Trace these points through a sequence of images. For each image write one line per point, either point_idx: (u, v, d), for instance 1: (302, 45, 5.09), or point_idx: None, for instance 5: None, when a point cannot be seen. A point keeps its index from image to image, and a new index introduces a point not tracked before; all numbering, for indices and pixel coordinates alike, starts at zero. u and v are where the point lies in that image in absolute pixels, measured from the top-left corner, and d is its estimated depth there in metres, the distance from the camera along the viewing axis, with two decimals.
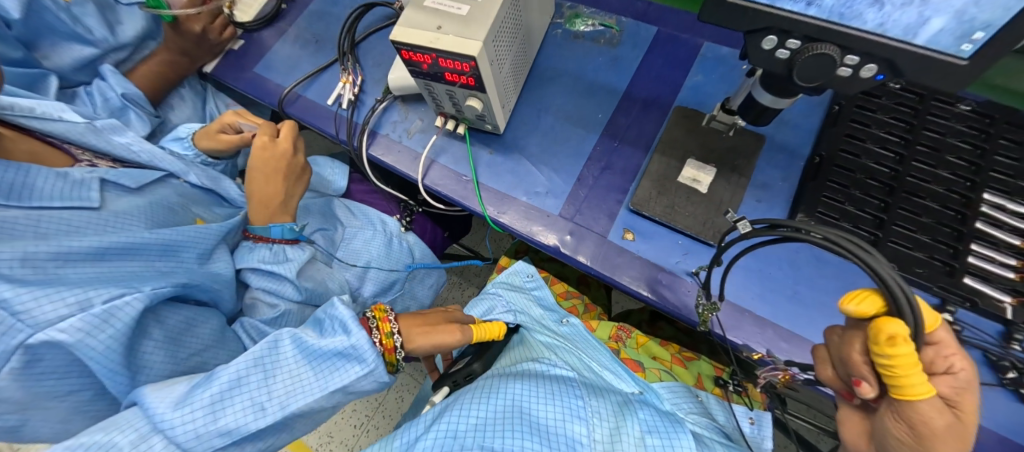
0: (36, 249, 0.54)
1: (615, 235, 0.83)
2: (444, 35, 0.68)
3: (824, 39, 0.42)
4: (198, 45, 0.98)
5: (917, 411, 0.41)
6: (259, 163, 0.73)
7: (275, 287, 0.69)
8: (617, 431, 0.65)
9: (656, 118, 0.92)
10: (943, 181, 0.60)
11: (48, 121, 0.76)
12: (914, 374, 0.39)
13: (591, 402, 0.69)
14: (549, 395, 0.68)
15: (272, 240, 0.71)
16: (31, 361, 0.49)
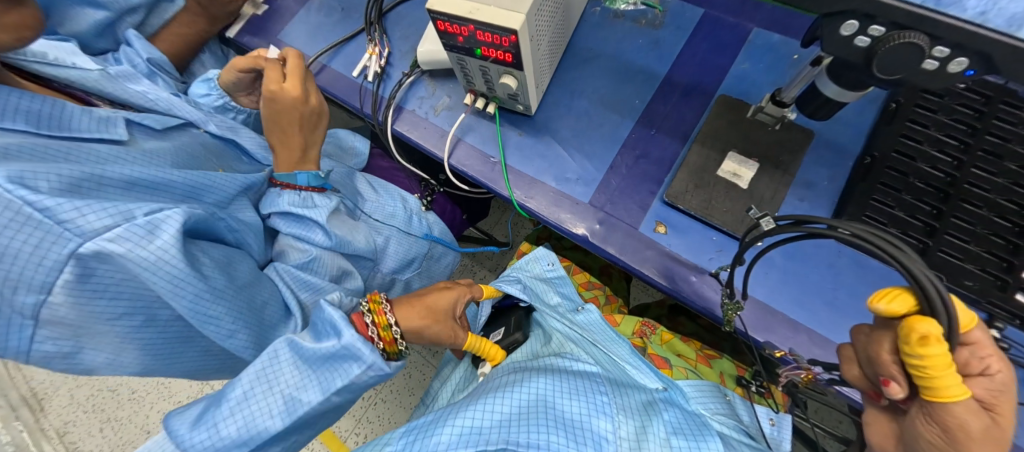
0: (73, 172, 0.48)
1: (649, 228, 0.65)
2: (485, 5, 0.54)
3: (914, 27, 0.33)
4: (216, 6, 0.92)
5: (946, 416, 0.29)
6: (274, 111, 0.72)
7: (305, 235, 0.70)
8: (644, 431, 0.51)
9: (698, 108, 0.71)
10: (1004, 190, 0.56)
11: (63, 68, 0.69)
12: (950, 376, 0.27)
13: (619, 400, 0.54)
14: (573, 390, 0.53)
15: (297, 188, 0.72)
16: (85, 273, 0.43)
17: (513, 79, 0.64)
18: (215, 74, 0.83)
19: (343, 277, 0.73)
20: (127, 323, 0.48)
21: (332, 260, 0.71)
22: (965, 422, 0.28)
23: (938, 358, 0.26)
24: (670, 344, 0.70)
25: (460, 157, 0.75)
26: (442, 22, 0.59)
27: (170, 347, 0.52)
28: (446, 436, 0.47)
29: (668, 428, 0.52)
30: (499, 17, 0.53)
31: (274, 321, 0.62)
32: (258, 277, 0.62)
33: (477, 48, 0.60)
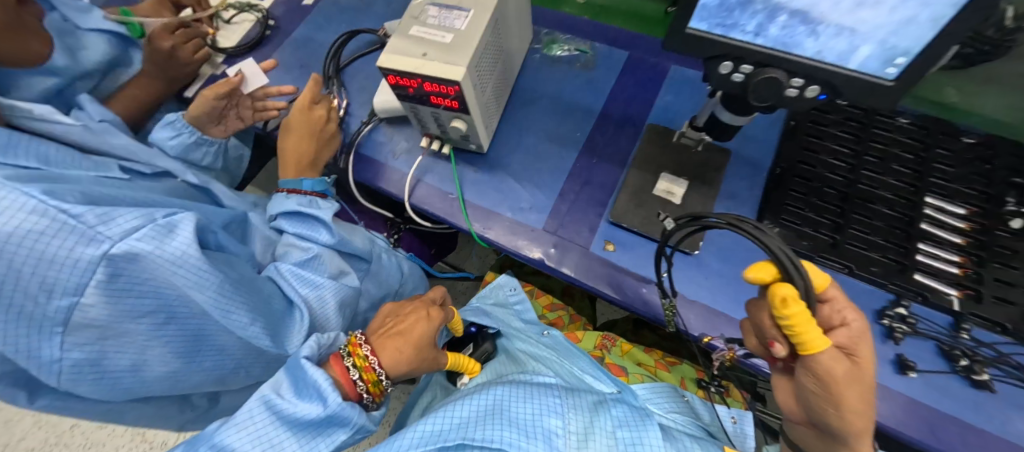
0: (86, 191, 0.52)
1: (599, 248, 0.71)
2: (429, 62, 0.60)
3: (772, 65, 0.43)
4: (172, 68, 0.95)
5: (817, 362, 0.36)
6: (298, 119, 0.81)
7: (309, 233, 0.74)
8: (592, 427, 0.53)
9: (631, 136, 0.80)
10: (890, 187, 0.69)
11: (46, 123, 0.67)
12: (813, 329, 0.33)
13: (571, 402, 0.57)
14: (526, 395, 0.56)
15: (303, 191, 0.77)
16: (113, 274, 0.46)
17: (463, 123, 0.70)
18: (175, 117, 0.85)
19: (343, 276, 0.74)
20: (150, 322, 0.51)
21: (331, 260, 0.72)
22: (836, 366, 0.35)
23: (799, 314, 0.32)
24: (630, 355, 0.75)
25: (419, 196, 0.79)
26: (393, 77, 0.64)
27: (188, 346, 0.55)
28: (405, 441, 0.48)
29: (615, 423, 0.54)
30: (442, 70, 0.59)
31: (273, 317, 0.63)
32: (255, 279, 0.63)
33: (427, 97, 0.66)
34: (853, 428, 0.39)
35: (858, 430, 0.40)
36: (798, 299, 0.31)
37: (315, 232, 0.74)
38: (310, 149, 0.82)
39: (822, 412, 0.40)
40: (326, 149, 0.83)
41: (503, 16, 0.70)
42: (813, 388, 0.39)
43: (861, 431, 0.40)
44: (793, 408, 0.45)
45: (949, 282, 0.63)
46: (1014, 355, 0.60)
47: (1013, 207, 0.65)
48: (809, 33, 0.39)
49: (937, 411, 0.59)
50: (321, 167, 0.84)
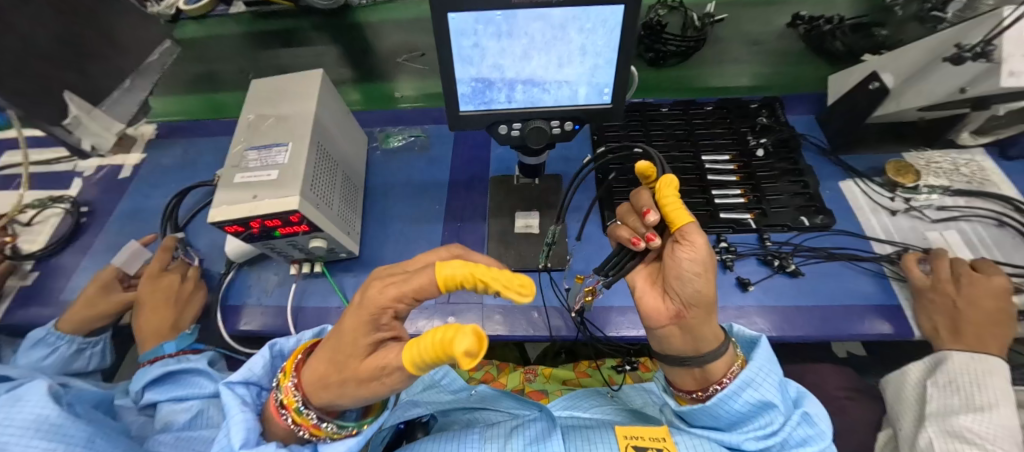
0: None
1: (492, 298, 0.76)
2: (261, 202, 0.63)
3: (532, 118, 0.55)
4: None
5: (686, 237, 0.44)
6: (149, 293, 0.75)
7: (189, 389, 0.67)
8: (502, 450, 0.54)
9: (482, 191, 0.90)
10: (677, 158, 0.89)
11: None
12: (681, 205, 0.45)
13: (490, 433, 0.59)
14: (445, 440, 0.57)
15: (167, 355, 0.70)
16: None
17: (322, 240, 0.73)
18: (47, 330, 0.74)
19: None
20: None
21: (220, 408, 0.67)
22: (700, 233, 0.44)
23: (673, 195, 0.45)
24: (554, 376, 0.81)
25: (305, 324, 0.77)
26: (230, 226, 0.65)
27: None
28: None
29: (524, 444, 0.55)
30: (276, 206, 0.62)
31: None
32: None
33: (274, 231, 0.68)
34: (699, 288, 0.45)
35: (710, 296, 0.47)
36: (673, 181, 0.45)
37: (197, 385, 0.68)
38: (167, 317, 0.74)
39: (684, 281, 0.46)
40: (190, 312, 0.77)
41: (327, 136, 0.77)
42: (688, 272, 0.45)
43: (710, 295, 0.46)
44: (656, 317, 0.50)
45: (743, 210, 0.82)
46: (802, 243, 0.80)
47: (754, 143, 0.90)
48: (541, 91, 0.54)
49: (779, 307, 0.74)
50: (187, 327, 0.76)
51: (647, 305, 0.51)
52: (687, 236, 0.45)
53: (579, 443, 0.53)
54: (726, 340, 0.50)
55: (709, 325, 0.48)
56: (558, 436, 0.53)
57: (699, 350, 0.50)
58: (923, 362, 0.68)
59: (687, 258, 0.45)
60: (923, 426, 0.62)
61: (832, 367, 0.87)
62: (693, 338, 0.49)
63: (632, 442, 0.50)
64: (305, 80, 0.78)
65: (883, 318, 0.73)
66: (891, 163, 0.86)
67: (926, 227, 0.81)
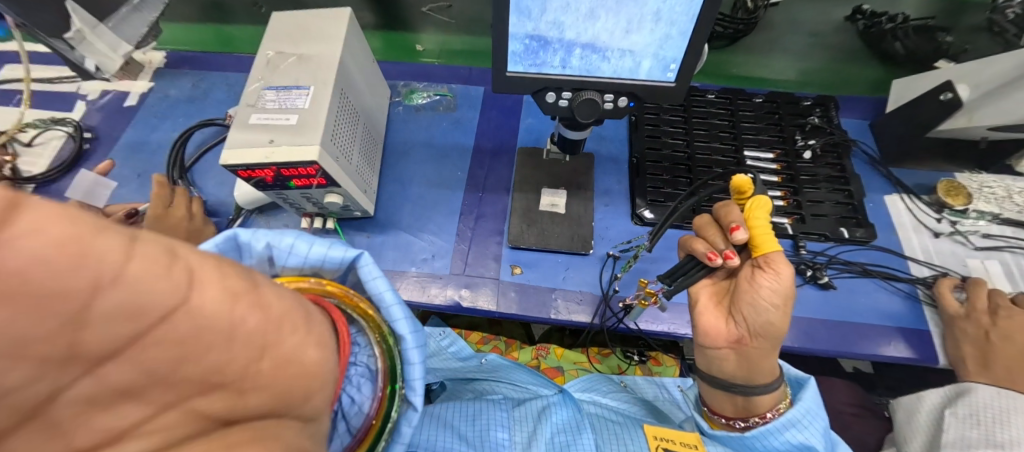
0: None
1: (509, 275, 0.73)
2: (278, 148, 0.58)
3: (585, 88, 0.50)
4: None
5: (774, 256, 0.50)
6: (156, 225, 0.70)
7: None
8: (535, 434, 0.56)
9: (507, 162, 0.85)
10: (717, 150, 0.84)
11: None
12: (768, 235, 0.50)
13: (518, 413, 0.61)
14: (474, 410, 0.59)
15: None
16: None
17: (337, 195, 0.68)
18: None
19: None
20: None
21: None
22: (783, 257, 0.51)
23: (762, 223, 0.50)
24: (565, 356, 0.79)
25: None
26: (243, 171, 0.60)
27: None
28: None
29: (555, 432, 0.57)
30: (293, 155, 0.58)
31: None
32: None
33: (288, 182, 0.63)
34: (773, 318, 0.52)
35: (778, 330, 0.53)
36: (767, 204, 0.49)
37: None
38: None
39: (760, 309, 0.52)
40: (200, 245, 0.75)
41: (351, 84, 0.71)
42: (771, 289, 0.51)
43: (777, 321, 0.52)
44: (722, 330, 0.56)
45: (780, 214, 0.78)
46: (838, 255, 0.76)
47: (802, 143, 0.84)
48: (601, 58, 0.48)
49: (804, 319, 0.71)
50: None
51: (708, 319, 0.56)
52: (770, 264, 0.52)
53: (611, 442, 0.55)
54: (780, 378, 0.55)
55: (768, 359, 0.54)
56: (590, 432, 0.56)
57: (751, 376, 0.55)
58: (943, 390, 0.66)
59: (768, 284, 0.52)
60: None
61: (841, 382, 0.85)
62: (750, 366, 0.54)
63: (663, 444, 0.54)
64: (331, 18, 0.71)
65: (906, 343, 0.70)
66: (943, 182, 0.81)
67: (968, 253, 0.77)
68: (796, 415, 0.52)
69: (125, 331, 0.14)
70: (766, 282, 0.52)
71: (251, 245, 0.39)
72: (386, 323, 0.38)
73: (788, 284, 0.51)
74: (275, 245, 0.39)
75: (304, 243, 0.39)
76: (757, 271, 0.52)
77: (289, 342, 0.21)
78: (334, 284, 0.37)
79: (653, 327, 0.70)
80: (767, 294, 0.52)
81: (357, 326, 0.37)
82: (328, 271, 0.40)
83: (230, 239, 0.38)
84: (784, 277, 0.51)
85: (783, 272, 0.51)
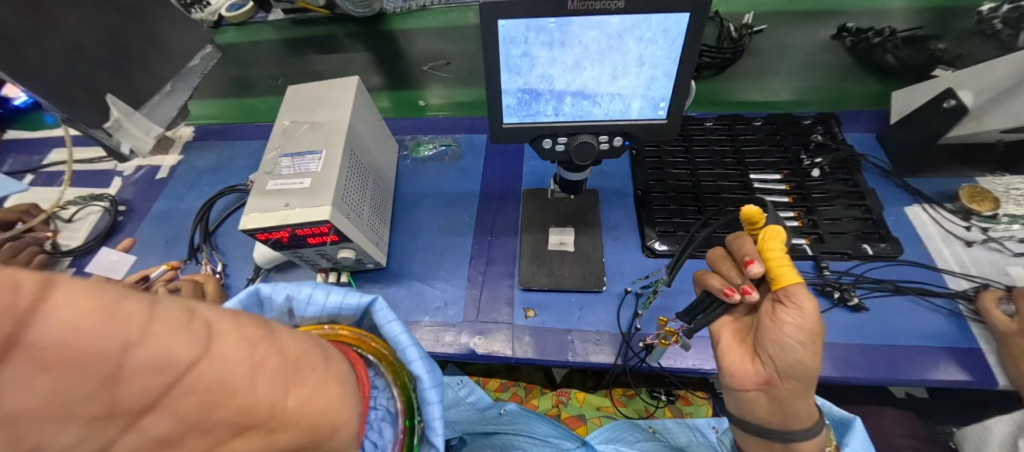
0: None
1: (523, 318, 0.72)
2: (293, 211, 0.61)
3: (580, 132, 0.52)
4: None
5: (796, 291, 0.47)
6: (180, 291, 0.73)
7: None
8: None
9: (514, 205, 0.87)
10: (722, 175, 0.84)
11: None
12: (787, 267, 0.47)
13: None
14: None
15: None
16: None
17: (350, 251, 0.70)
18: None
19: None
20: None
21: None
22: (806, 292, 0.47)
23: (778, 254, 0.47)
24: (588, 401, 0.76)
25: None
26: (261, 235, 0.63)
27: None
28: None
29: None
30: (307, 216, 0.60)
31: None
32: None
33: (303, 241, 0.66)
34: (801, 357, 0.49)
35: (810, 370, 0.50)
36: (781, 234, 0.46)
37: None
38: None
39: (785, 347, 0.49)
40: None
41: (361, 144, 0.75)
42: (795, 324, 0.48)
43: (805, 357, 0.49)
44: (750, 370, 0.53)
45: (797, 234, 0.76)
46: (864, 273, 0.73)
47: (808, 161, 0.83)
48: (592, 103, 0.50)
49: (839, 346, 0.67)
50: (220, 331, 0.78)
51: (733, 357, 0.54)
52: (792, 298, 0.48)
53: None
54: (821, 421, 0.51)
55: (803, 401, 0.50)
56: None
57: (788, 420, 0.51)
58: (1012, 418, 0.60)
59: (790, 320, 0.48)
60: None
61: (893, 412, 0.79)
62: (782, 411, 0.51)
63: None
64: (340, 86, 0.77)
65: (959, 366, 0.65)
66: (965, 188, 0.78)
67: (1007, 261, 0.72)
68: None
69: (153, 386, 0.15)
70: (789, 318, 0.48)
71: (273, 298, 0.40)
72: (404, 366, 0.38)
73: (813, 320, 0.48)
74: (294, 296, 0.40)
75: (322, 290, 0.40)
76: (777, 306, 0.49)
77: (308, 382, 0.21)
78: (349, 329, 0.38)
79: (676, 364, 0.67)
80: (790, 331, 0.48)
81: (374, 368, 0.36)
82: (346, 316, 0.41)
83: (252, 294, 0.40)
84: (807, 312, 0.47)
85: (807, 307, 0.47)
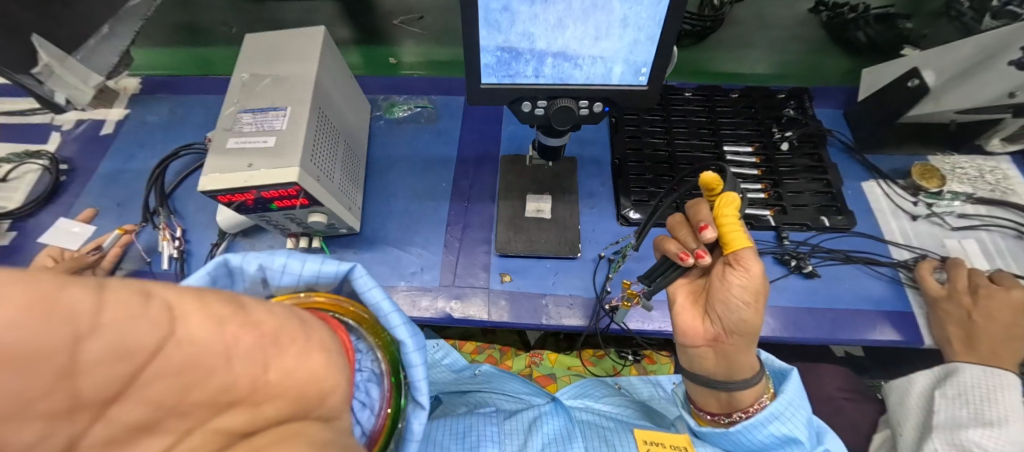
0: None
1: (499, 283, 0.73)
2: (258, 172, 0.58)
3: (560, 96, 0.51)
4: None
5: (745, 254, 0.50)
6: None
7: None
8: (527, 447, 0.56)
9: (491, 171, 0.85)
10: (698, 147, 0.85)
11: None
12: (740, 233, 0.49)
13: (508, 426, 0.59)
14: (465, 427, 0.57)
15: None
16: None
17: (321, 214, 0.68)
18: None
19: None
20: None
21: None
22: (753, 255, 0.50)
23: (732, 219, 0.49)
24: (560, 362, 0.79)
25: None
26: (223, 196, 0.60)
27: None
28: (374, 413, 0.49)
29: (546, 442, 0.57)
30: (273, 177, 0.57)
31: None
32: None
33: (270, 204, 0.63)
34: (746, 316, 0.52)
35: (753, 327, 0.53)
36: (736, 201, 0.48)
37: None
38: None
39: (732, 307, 0.53)
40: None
41: (330, 102, 0.71)
42: (744, 286, 0.51)
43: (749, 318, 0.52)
44: (698, 329, 0.57)
45: (763, 206, 0.79)
46: (820, 243, 0.77)
47: (779, 135, 0.86)
48: (574, 65, 0.49)
49: (791, 309, 0.72)
50: None
51: (685, 318, 0.57)
52: (741, 261, 0.51)
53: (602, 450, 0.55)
54: (761, 372, 0.55)
55: (745, 354, 0.54)
56: (581, 440, 0.56)
57: (732, 369, 0.55)
58: (932, 373, 0.67)
59: (739, 282, 0.52)
60: (931, 438, 0.62)
61: (833, 368, 0.87)
62: (728, 363, 0.55)
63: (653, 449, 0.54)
64: (305, 37, 0.71)
65: (894, 327, 0.71)
66: (917, 166, 0.83)
67: (945, 234, 0.79)
68: (779, 406, 0.52)
69: (116, 374, 0.14)
70: (738, 281, 0.52)
71: (242, 268, 0.37)
72: (386, 330, 0.37)
73: (758, 282, 0.52)
74: (267, 266, 0.37)
75: (296, 261, 0.37)
76: (728, 269, 0.53)
77: (290, 353, 0.21)
78: (326, 296, 0.37)
79: (644, 326, 0.70)
80: (738, 293, 0.52)
81: (356, 333, 0.36)
82: (323, 284, 0.39)
83: (219, 265, 0.36)
84: (753, 276, 0.51)
85: (753, 269, 0.51)
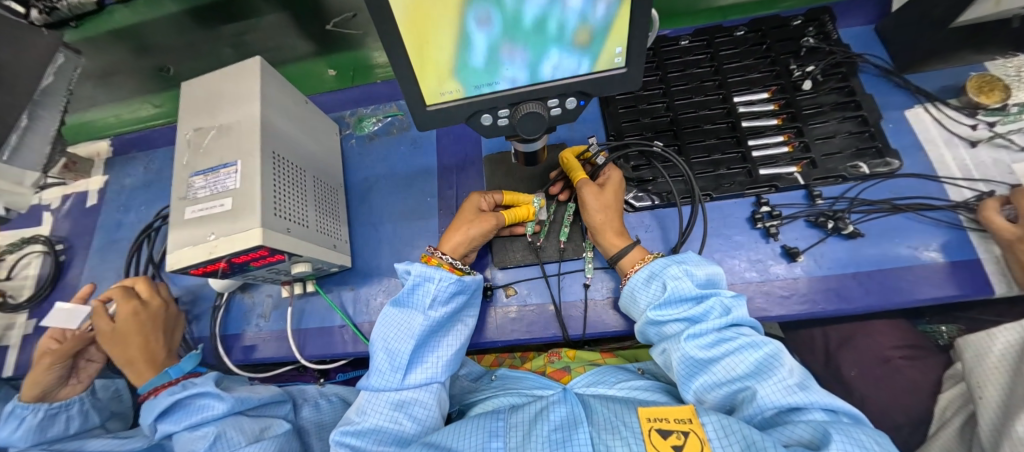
0: None
1: (503, 299, 0.70)
2: (220, 240, 0.54)
3: (524, 99, 0.44)
4: None
5: (586, 195, 0.64)
6: (127, 321, 0.66)
7: (202, 413, 0.61)
8: (529, 438, 0.53)
9: (476, 174, 0.79)
10: (704, 104, 0.75)
11: None
12: (572, 165, 0.68)
13: (515, 419, 0.58)
14: (473, 427, 0.56)
15: (173, 382, 0.64)
16: None
17: (305, 264, 0.64)
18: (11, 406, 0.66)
19: (264, 434, 0.62)
20: None
21: (239, 427, 0.60)
22: (602, 191, 0.65)
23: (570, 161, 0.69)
24: (577, 357, 0.79)
25: (310, 346, 0.72)
26: (195, 269, 0.57)
27: None
28: (432, 363, 0.60)
29: (551, 429, 0.54)
30: (234, 243, 0.53)
31: None
32: None
33: (247, 266, 0.59)
34: (596, 220, 0.64)
35: (618, 231, 0.65)
36: (568, 153, 0.70)
37: (208, 407, 0.62)
38: (153, 340, 0.68)
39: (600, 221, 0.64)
40: (174, 339, 0.72)
41: (287, 138, 0.65)
42: (595, 218, 0.64)
43: (599, 223, 0.64)
44: (611, 234, 0.64)
45: (788, 162, 0.69)
46: (860, 196, 0.67)
47: (799, 72, 0.73)
48: (535, 58, 0.40)
49: (834, 276, 0.63)
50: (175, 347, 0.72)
51: (609, 235, 0.65)
52: (607, 182, 0.66)
53: (606, 435, 0.52)
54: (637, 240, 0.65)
55: (611, 237, 0.64)
56: (585, 426, 0.53)
57: (609, 258, 0.66)
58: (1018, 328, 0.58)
59: (593, 206, 0.64)
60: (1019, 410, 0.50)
61: (883, 323, 0.77)
62: (618, 233, 0.64)
63: (656, 425, 0.50)
64: (242, 72, 0.64)
65: (950, 280, 0.61)
66: (972, 78, 0.69)
67: (1014, 157, 0.66)
68: (657, 268, 0.60)
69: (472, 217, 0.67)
70: (609, 193, 0.65)
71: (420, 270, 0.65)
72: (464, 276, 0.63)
73: (612, 192, 0.65)
74: None
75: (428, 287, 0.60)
76: (592, 204, 0.64)
77: (466, 207, 0.66)
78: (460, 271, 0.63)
79: None
80: (590, 198, 0.64)
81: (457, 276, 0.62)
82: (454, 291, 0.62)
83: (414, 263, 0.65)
84: (617, 179, 0.66)
85: (607, 198, 0.64)
